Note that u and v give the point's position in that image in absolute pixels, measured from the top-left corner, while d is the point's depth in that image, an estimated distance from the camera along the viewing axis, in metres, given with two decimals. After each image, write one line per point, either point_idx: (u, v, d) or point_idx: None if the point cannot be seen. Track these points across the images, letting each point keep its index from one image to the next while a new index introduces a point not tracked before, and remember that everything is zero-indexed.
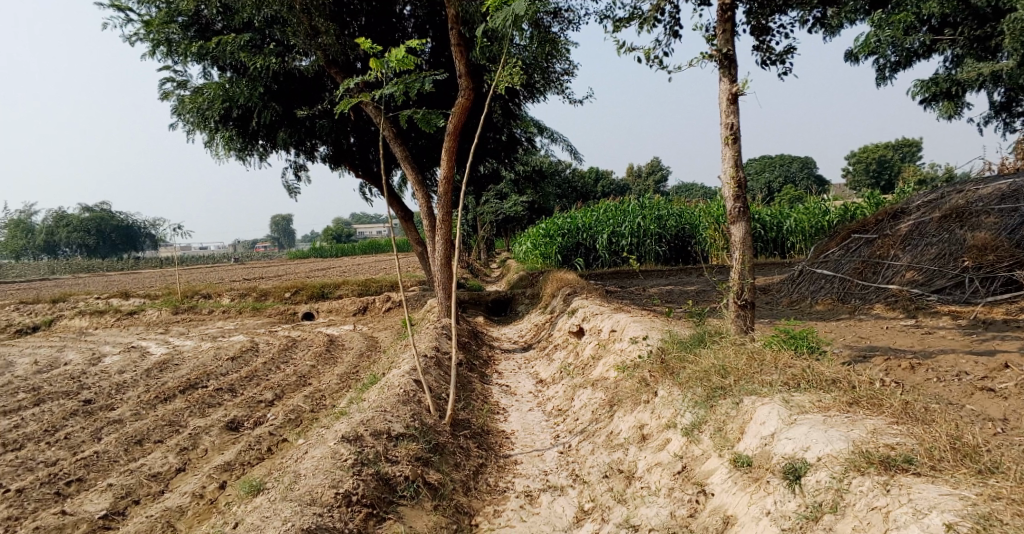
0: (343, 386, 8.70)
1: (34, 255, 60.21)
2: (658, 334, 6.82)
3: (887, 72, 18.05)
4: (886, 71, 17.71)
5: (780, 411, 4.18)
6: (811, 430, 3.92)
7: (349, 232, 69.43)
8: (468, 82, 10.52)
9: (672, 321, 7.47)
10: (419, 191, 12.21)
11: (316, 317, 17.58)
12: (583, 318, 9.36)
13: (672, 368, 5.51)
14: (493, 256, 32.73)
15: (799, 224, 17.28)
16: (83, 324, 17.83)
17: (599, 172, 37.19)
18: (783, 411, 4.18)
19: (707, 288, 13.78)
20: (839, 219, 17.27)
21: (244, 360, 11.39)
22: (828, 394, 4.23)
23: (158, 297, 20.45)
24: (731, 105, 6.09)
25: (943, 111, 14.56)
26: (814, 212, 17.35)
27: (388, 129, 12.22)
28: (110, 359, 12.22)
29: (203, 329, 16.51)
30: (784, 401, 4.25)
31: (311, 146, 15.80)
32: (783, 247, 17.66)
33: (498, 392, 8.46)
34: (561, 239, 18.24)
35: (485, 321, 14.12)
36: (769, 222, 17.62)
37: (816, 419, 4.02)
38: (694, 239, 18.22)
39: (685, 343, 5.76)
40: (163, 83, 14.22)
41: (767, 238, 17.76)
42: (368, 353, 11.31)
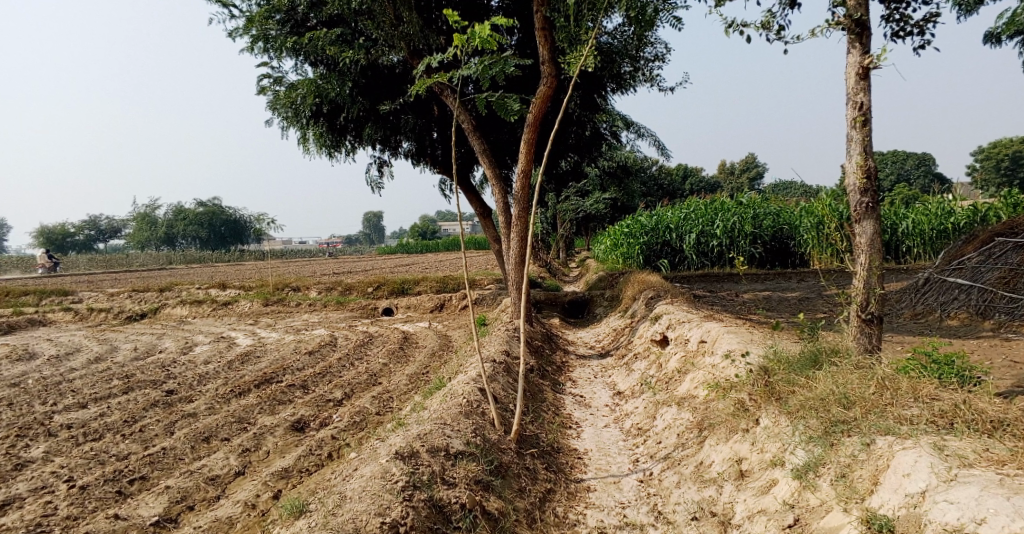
0: (412, 387, 8.28)
1: (154, 246, 64.54)
2: (757, 349, 5.97)
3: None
4: None
5: (933, 462, 3.38)
6: (984, 495, 3.12)
7: (436, 229, 70.33)
8: (550, 70, 9.99)
9: (774, 334, 6.59)
10: (496, 186, 11.70)
11: (396, 313, 17.45)
12: (668, 326, 8.54)
13: (779, 392, 4.75)
14: (576, 254, 31.97)
15: (918, 226, 15.65)
16: (182, 312, 18.42)
17: (687, 170, 35.71)
18: (937, 462, 3.38)
19: (808, 297, 12.59)
20: (967, 220, 15.42)
21: (320, 354, 11.23)
22: (1001, 445, 3.40)
23: (251, 289, 20.91)
24: (861, 81, 5.22)
25: None
26: (937, 211, 15.69)
27: (467, 121, 11.80)
28: (199, 348, 12.36)
29: (288, 321, 16.65)
30: (937, 448, 3.45)
31: (397, 142, 15.60)
32: (898, 251, 16.09)
33: (572, 403, 7.81)
34: (646, 239, 17.33)
35: (562, 323, 13.46)
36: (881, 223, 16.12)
37: (988, 478, 3.21)
38: (792, 240, 16.96)
39: (793, 364, 4.97)
40: (259, 78, 14.33)
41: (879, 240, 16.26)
42: (441, 353, 10.90)
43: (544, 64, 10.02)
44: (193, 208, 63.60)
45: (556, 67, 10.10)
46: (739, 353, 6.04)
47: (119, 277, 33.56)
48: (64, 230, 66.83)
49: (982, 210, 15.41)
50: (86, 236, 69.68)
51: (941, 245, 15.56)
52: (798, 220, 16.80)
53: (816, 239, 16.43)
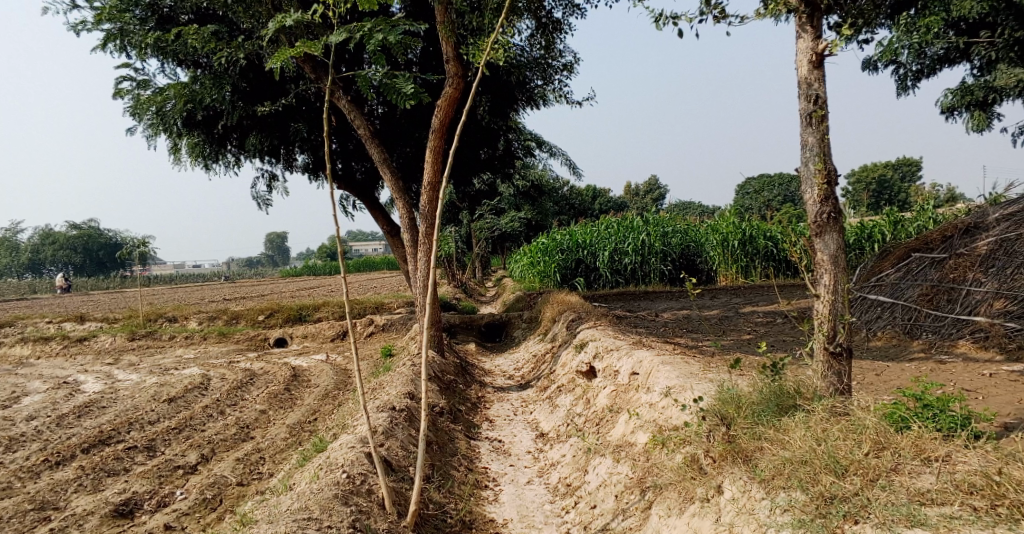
0: (292, 443, 6.84)
1: (19, 274, 58.70)
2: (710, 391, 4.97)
3: (906, 83, 16.47)
4: (907, 83, 16.15)
5: None
6: None
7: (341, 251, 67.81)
8: (454, 68, 8.86)
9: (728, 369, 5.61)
10: (398, 200, 10.41)
11: (290, 343, 15.70)
12: (593, 356, 7.49)
13: (745, 452, 3.83)
14: (486, 275, 30.91)
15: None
16: (28, 353, 15.91)
17: (594, 190, 35.53)
18: None
19: (729, 316, 12.01)
20: (855, 236, 15.71)
21: (184, 401, 9.52)
22: None
23: (118, 322, 18.48)
24: (814, 70, 4.37)
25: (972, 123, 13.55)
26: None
27: (364, 128, 10.44)
28: (32, 401, 10.32)
29: (158, 359, 14.60)
30: None
31: (287, 153, 14.04)
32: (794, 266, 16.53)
33: (488, 452, 6.61)
34: (560, 257, 16.45)
35: (477, 350, 12.28)
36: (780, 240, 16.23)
37: None
38: (700, 256, 16.63)
39: (756, 411, 4.07)
40: (118, 80, 12.38)
41: (779, 258, 16.41)
42: (335, 392, 9.42)
43: (448, 62, 8.89)
44: (67, 235, 58.06)
45: (461, 67, 9.01)
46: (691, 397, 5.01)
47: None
48: None
49: (868, 228, 15.74)
50: None
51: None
52: (705, 237, 16.55)
53: (722, 256, 16.38)
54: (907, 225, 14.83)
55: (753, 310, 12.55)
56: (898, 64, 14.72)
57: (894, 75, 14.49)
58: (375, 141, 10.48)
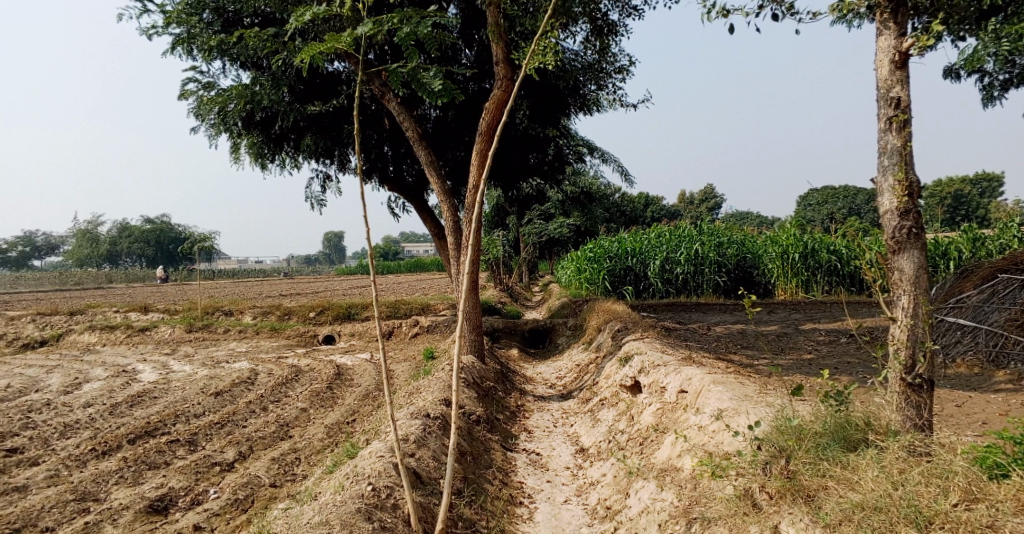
0: (327, 446, 6.72)
1: (92, 263, 61.48)
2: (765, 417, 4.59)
3: (993, 92, 15.43)
4: (993, 91, 15.13)
5: None
6: None
7: (396, 251, 68.63)
8: (505, 70, 8.68)
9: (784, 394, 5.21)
10: (444, 202, 10.25)
11: (338, 341, 15.76)
12: (639, 370, 7.14)
13: (810, 491, 3.53)
14: (535, 279, 30.61)
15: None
16: (90, 339, 16.44)
17: (649, 197, 34.82)
18: None
19: (788, 333, 11.44)
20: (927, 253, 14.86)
21: (230, 395, 9.55)
22: None
23: (176, 312, 18.96)
24: (897, 71, 3.95)
25: None
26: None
27: (414, 129, 10.33)
28: (88, 388, 10.57)
29: (211, 351, 14.86)
30: None
31: (342, 154, 14.05)
32: (858, 282, 15.73)
33: (525, 465, 6.35)
34: (609, 264, 16.06)
35: (520, 356, 12.04)
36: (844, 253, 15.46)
37: None
38: (757, 268, 15.99)
39: (820, 444, 3.71)
40: (183, 81, 12.65)
41: (843, 273, 15.66)
42: (375, 394, 9.30)
43: (499, 64, 8.72)
44: (139, 226, 60.37)
45: (512, 69, 8.83)
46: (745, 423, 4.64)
47: (47, 295, 31.23)
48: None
49: (943, 245, 14.83)
50: (20, 252, 66.06)
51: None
52: (763, 248, 15.89)
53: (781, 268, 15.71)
54: (989, 243, 14.04)
55: (813, 327, 11.92)
56: (984, 72, 13.77)
57: (979, 83, 13.57)
58: (424, 143, 10.35)
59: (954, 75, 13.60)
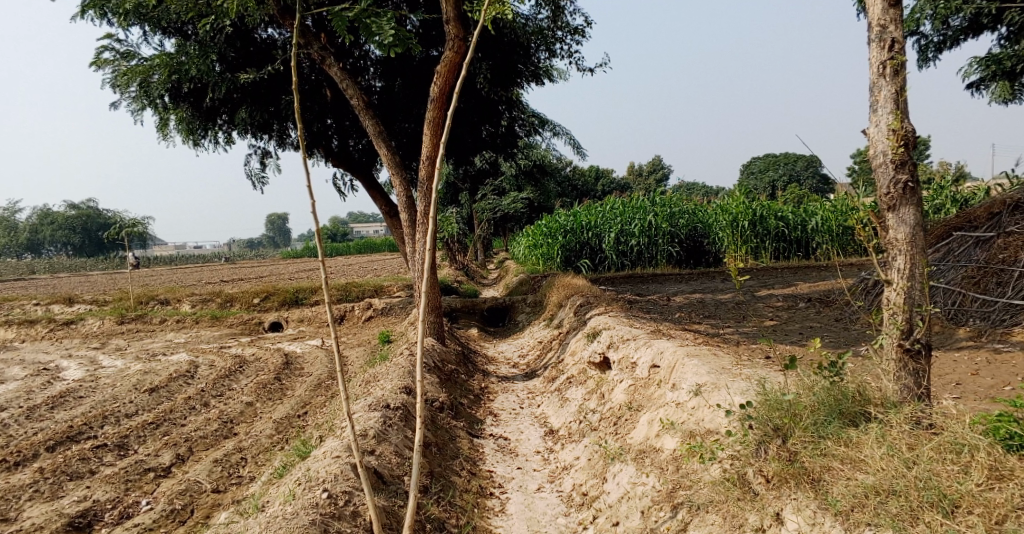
0: (277, 442, 6.23)
1: (18, 255, 58.13)
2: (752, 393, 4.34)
3: (927, 54, 15.62)
4: (927, 53, 15.31)
5: None
6: None
7: (343, 233, 67.09)
8: (454, 30, 8.11)
9: (768, 368, 4.96)
10: (394, 176, 9.68)
11: (285, 328, 15.05)
12: (607, 346, 6.83)
13: (816, 476, 3.42)
14: (487, 257, 30.13)
15: (825, 222, 15.56)
16: (13, 337, 15.32)
17: (598, 170, 34.60)
18: None
19: (746, 300, 11.38)
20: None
21: (167, 391, 8.87)
22: None
23: (109, 304, 17.87)
24: (889, 10, 3.70)
25: (997, 93, 12.76)
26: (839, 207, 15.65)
27: (357, 97, 9.67)
28: (8, 390, 9.73)
29: (148, 344, 13.98)
30: None
31: (280, 130, 13.27)
32: (806, 247, 15.79)
33: (493, 452, 5.98)
34: (563, 238, 15.76)
35: (480, 335, 11.66)
36: (791, 219, 15.64)
37: None
38: (708, 237, 15.91)
39: (819, 422, 3.61)
40: (98, 49, 11.66)
41: (789, 238, 15.73)
42: (328, 382, 8.78)
43: (448, 22, 8.12)
44: (67, 214, 57.05)
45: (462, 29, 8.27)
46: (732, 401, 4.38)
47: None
48: None
49: None
50: None
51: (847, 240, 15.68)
52: (713, 218, 15.70)
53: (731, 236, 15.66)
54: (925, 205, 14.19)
55: (770, 293, 11.89)
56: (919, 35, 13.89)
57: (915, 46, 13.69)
58: (369, 112, 9.74)
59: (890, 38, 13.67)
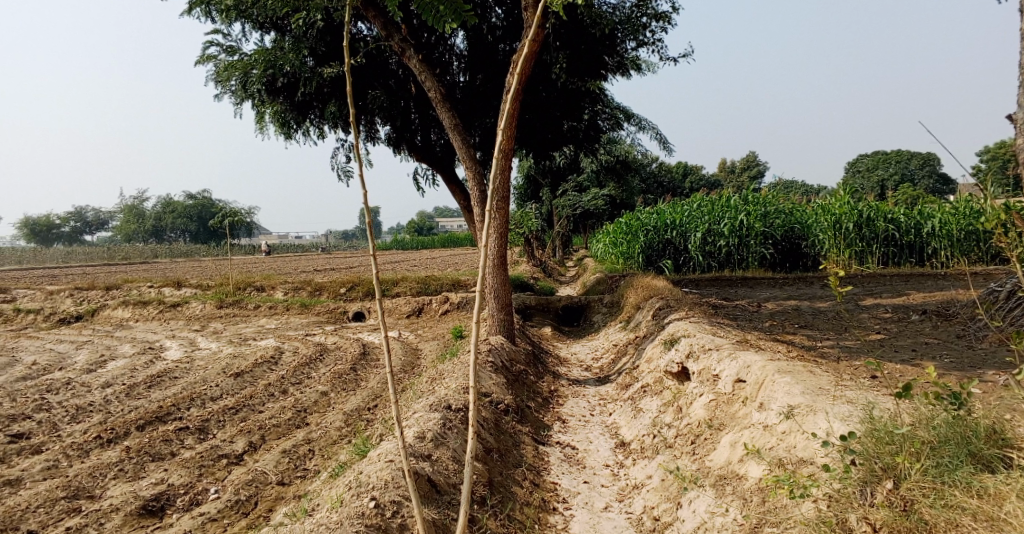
0: (344, 436, 6.19)
1: (140, 239, 62.69)
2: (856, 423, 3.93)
3: None
4: None
5: None
6: None
7: (432, 225, 68.35)
8: (535, 19, 7.87)
9: (869, 392, 4.45)
10: (471, 170, 9.53)
11: (368, 318, 15.28)
12: (686, 355, 6.37)
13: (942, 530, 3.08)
14: (570, 253, 29.73)
15: (944, 226, 14.15)
16: (124, 315, 16.31)
17: (688, 168, 33.47)
18: None
19: (848, 309, 10.53)
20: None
21: (250, 377, 9.07)
22: None
23: (209, 287, 18.75)
24: None
25: None
26: (963, 210, 14.24)
27: (437, 90, 9.59)
28: (112, 366, 10.28)
29: (240, 328, 14.52)
30: None
31: (369, 124, 13.38)
32: (920, 253, 14.47)
33: (559, 462, 5.72)
34: (646, 237, 15.25)
35: (554, 334, 11.38)
36: (903, 222, 14.33)
37: None
38: (806, 239, 14.93)
39: (947, 463, 3.26)
40: (204, 46, 12.13)
41: (901, 243, 14.48)
42: (401, 375, 8.74)
43: (529, 11, 7.90)
44: (182, 202, 60.66)
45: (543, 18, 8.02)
46: (834, 431, 3.95)
47: (95, 270, 31.79)
48: (51, 222, 65.77)
49: None
50: (73, 229, 68.07)
51: (969, 247, 14.27)
52: (813, 218, 14.79)
53: (833, 239, 14.56)
54: None
55: (876, 303, 10.97)
56: None
57: None
58: (447, 105, 9.63)
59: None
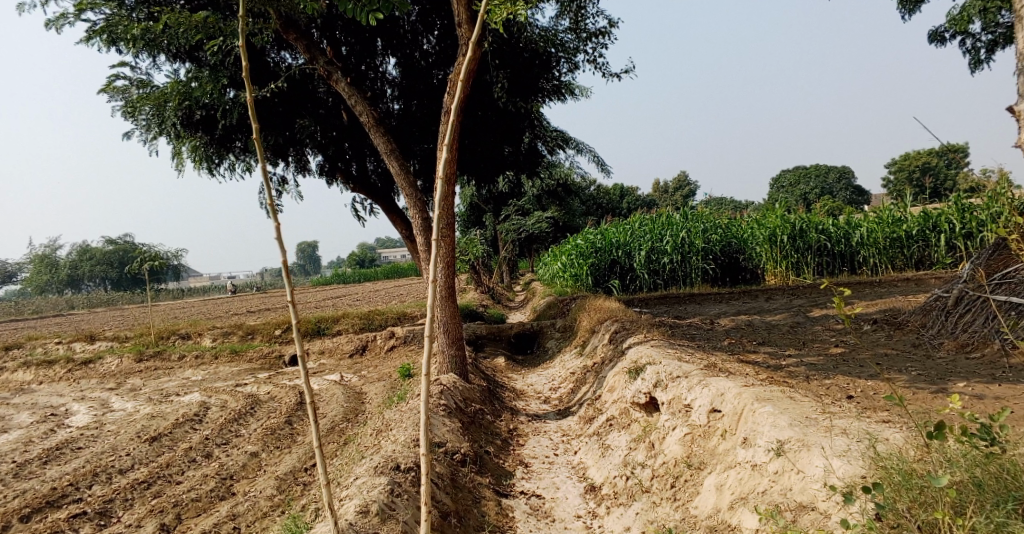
0: (275, 506, 5.42)
1: (57, 291, 59.17)
2: (863, 465, 3.59)
3: (980, 56, 14.40)
4: (978, 55, 14.12)
5: None
6: None
7: (370, 259, 66.91)
8: (468, 35, 7.37)
9: (861, 421, 4.10)
10: (408, 198, 8.91)
11: (306, 362, 14.10)
12: (654, 385, 5.86)
13: None
14: (514, 279, 29.23)
15: (871, 234, 14.06)
16: (29, 378, 14.84)
17: (623, 189, 33.61)
18: None
19: (800, 322, 10.26)
20: (920, 226, 13.99)
21: (169, 440, 8.10)
22: None
23: (128, 340, 17.35)
24: None
25: None
26: (886, 219, 14.19)
27: (367, 115, 8.96)
28: (7, 440, 9.09)
29: (163, 382, 13.34)
30: None
31: (298, 155, 12.60)
32: (852, 262, 14.41)
33: (524, 518, 5.13)
34: (593, 259, 14.86)
35: (506, 365, 10.77)
36: (834, 232, 14.23)
37: None
38: (743, 253, 14.86)
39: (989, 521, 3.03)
40: (108, 77, 11.14)
41: (831, 253, 14.39)
42: (342, 425, 7.94)
43: (461, 28, 7.40)
44: (103, 249, 57.40)
45: (477, 34, 7.53)
46: (838, 473, 3.61)
47: (5, 328, 29.53)
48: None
49: (933, 216, 14.00)
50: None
51: (895, 254, 14.09)
52: (749, 231, 14.72)
53: (769, 252, 14.53)
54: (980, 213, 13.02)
55: (826, 314, 10.75)
56: (968, 35, 12.74)
57: (962, 47, 12.56)
58: (379, 130, 9.00)
59: (937, 42, 12.49)
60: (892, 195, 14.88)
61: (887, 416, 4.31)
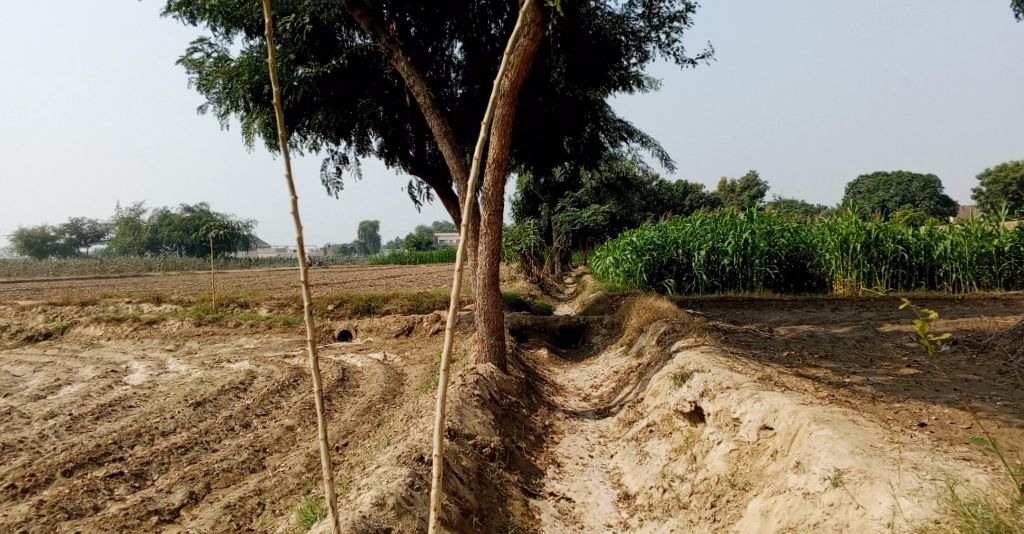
0: (302, 484, 5.34)
1: (136, 253, 62.02)
2: (938, 506, 3.22)
3: None
4: None
5: None
6: None
7: (429, 241, 67.52)
8: (532, 15, 7.09)
9: (935, 456, 3.70)
10: (461, 181, 8.72)
11: (353, 337, 14.27)
12: (701, 393, 5.50)
13: None
14: (568, 270, 28.87)
15: (955, 248, 13.11)
16: (96, 333, 15.43)
17: (687, 186, 32.72)
18: None
19: (868, 337, 9.61)
20: (1013, 242, 12.89)
21: (213, 406, 8.18)
22: None
23: (190, 304, 17.86)
24: None
25: None
26: (975, 232, 13.09)
27: (426, 94, 8.80)
28: (64, 392, 9.38)
29: (217, 347, 13.62)
30: None
31: (360, 135, 12.59)
32: (932, 275, 13.49)
33: (553, 522, 4.89)
34: (648, 256, 14.49)
35: (550, 358, 10.52)
36: (912, 243, 13.38)
37: None
38: (811, 259, 14.14)
39: None
40: (184, 49, 11.35)
41: (910, 265, 13.51)
42: (379, 406, 7.86)
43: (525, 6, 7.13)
44: (179, 214, 59.53)
45: (542, 14, 7.24)
46: (905, 514, 3.23)
47: (84, 283, 31.04)
48: (45, 233, 65.10)
49: None
50: (67, 240, 67.57)
51: (981, 271, 13.13)
52: (819, 237, 14.00)
53: (840, 261, 13.78)
54: None
55: (898, 330, 10.05)
56: None
57: None
58: (436, 110, 8.83)
59: None
60: (981, 208, 13.84)
61: (965, 453, 3.88)
